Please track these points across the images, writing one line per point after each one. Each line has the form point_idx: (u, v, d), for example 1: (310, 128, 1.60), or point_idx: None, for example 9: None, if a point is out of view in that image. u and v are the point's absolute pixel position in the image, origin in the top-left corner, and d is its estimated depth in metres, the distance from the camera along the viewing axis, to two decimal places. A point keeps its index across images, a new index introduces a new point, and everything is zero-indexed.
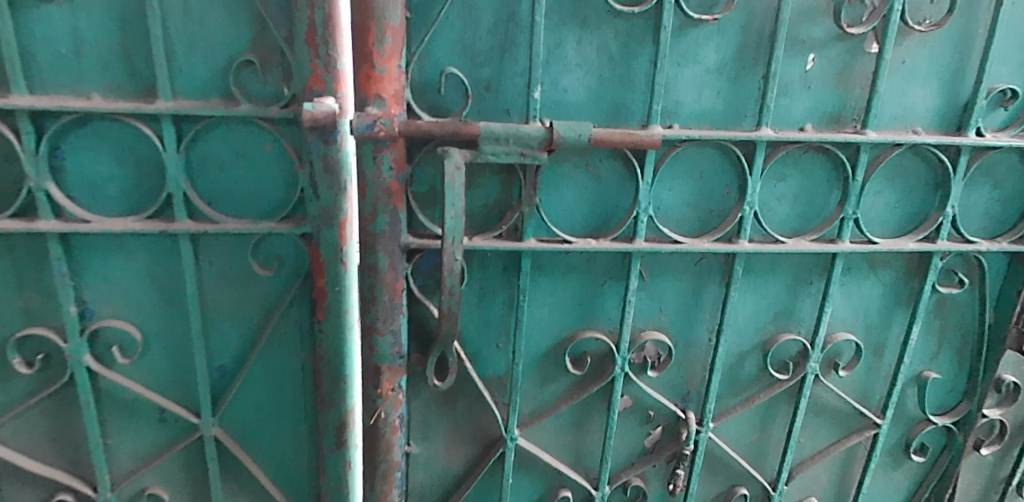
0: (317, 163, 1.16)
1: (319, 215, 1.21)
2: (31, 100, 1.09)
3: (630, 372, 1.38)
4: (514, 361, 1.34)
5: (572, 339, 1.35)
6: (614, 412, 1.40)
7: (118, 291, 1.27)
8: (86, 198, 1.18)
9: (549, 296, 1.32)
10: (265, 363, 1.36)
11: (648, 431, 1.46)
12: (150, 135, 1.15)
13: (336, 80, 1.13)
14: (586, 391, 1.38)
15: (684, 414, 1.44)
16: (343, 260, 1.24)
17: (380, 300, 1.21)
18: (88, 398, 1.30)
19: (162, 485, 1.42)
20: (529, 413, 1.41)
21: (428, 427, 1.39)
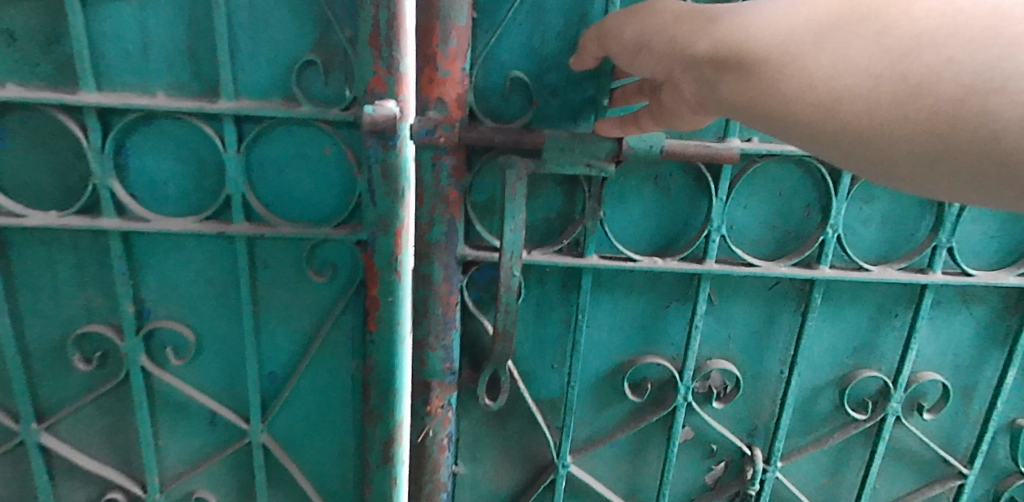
0: (375, 169, 1.14)
1: (375, 222, 1.19)
2: (100, 98, 1.11)
3: (693, 401, 1.30)
4: (570, 384, 1.29)
5: (632, 364, 1.29)
6: (674, 444, 1.32)
7: (175, 291, 1.28)
8: (148, 196, 1.20)
9: (610, 316, 1.26)
10: (316, 371, 1.35)
11: (710, 466, 1.38)
12: (212, 135, 1.15)
13: (398, 83, 1.11)
14: (645, 420, 1.31)
15: (750, 450, 1.35)
16: (397, 270, 1.22)
17: (432, 314, 1.17)
18: (141, 397, 1.31)
19: (209, 488, 1.43)
20: (583, 440, 1.35)
21: (478, 448, 1.35)
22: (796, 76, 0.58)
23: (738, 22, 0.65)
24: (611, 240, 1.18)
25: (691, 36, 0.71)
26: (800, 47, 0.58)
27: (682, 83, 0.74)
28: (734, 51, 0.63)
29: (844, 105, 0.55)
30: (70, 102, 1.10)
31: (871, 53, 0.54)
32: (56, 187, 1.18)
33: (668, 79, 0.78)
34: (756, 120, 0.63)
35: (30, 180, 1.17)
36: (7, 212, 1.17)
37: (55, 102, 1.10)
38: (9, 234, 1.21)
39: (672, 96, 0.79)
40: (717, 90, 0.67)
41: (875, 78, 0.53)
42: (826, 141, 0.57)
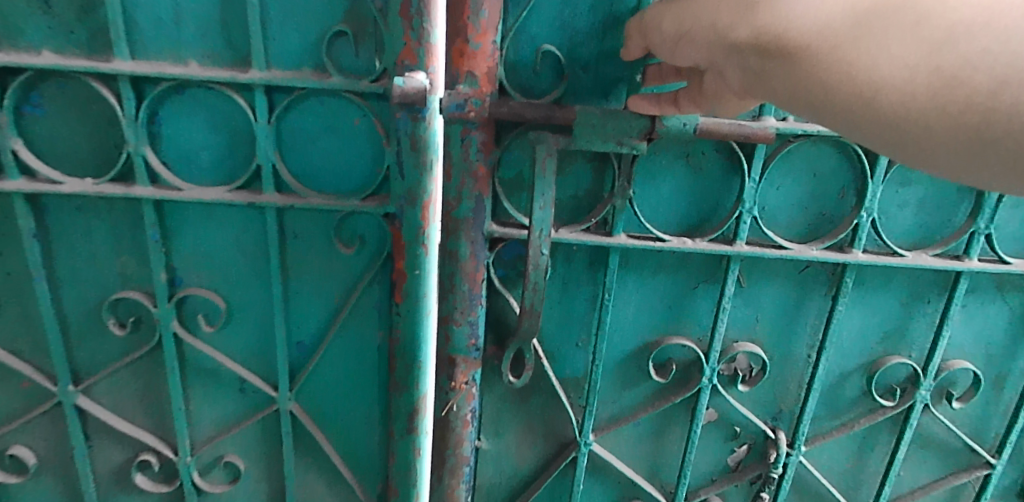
0: (405, 142, 1.14)
1: (403, 195, 1.18)
2: (133, 66, 1.12)
3: (718, 383, 1.30)
4: (594, 362, 1.29)
5: (658, 344, 1.28)
6: (697, 425, 1.32)
7: (206, 259, 1.30)
8: (181, 165, 1.21)
9: (636, 295, 1.25)
10: (343, 341, 1.37)
11: (733, 448, 1.37)
12: (244, 106, 1.16)
13: (429, 55, 1.10)
14: (669, 400, 1.31)
15: (774, 433, 1.34)
16: (424, 243, 1.22)
17: (458, 289, 1.18)
18: (173, 362, 1.35)
19: (238, 453, 1.46)
20: (605, 418, 1.35)
21: (500, 423, 1.36)
22: (836, 64, 0.65)
23: (782, 9, 0.71)
24: (641, 219, 1.17)
25: (732, 18, 0.77)
26: (839, 38, 0.65)
27: (727, 69, 0.79)
28: (778, 39, 0.71)
29: (880, 94, 0.62)
30: (105, 70, 1.11)
31: (907, 45, 0.60)
32: (91, 154, 1.19)
33: (712, 67, 0.83)
34: (801, 103, 0.70)
35: (66, 147, 1.19)
36: (43, 178, 1.19)
37: (91, 70, 1.11)
38: (45, 200, 1.23)
39: (715, 81, 0.84)
40: (764, 75, 0.74)
41: (910, 68, 0.60)
42: (866, 125, 0.64)
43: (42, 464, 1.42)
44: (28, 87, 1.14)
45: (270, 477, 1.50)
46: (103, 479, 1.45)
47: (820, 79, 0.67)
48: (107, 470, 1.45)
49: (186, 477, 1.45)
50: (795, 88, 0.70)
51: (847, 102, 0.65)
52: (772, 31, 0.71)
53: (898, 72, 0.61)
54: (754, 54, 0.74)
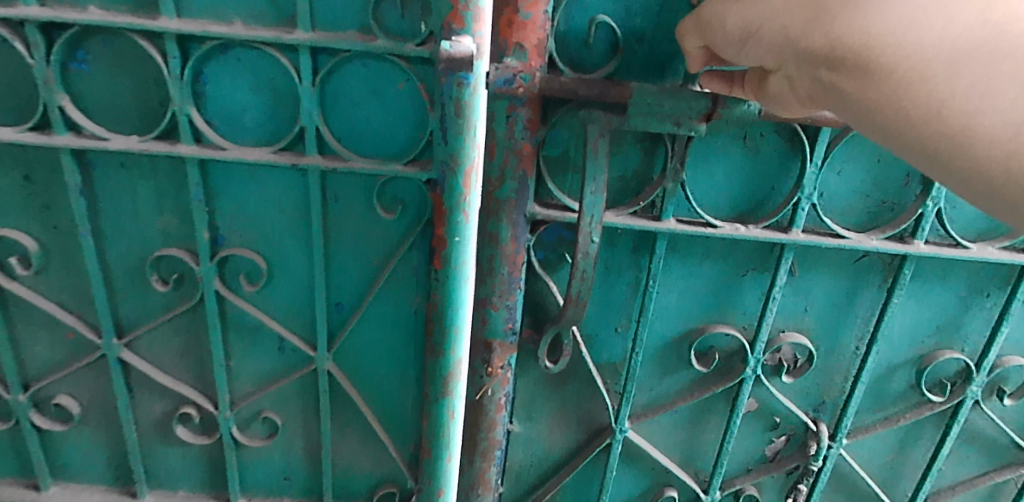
0: (449, 108, 1.02)
1: (445, 160, 1.08)
2: (179, 24, 1.10)
3: (762, 375, 1.27)
4: (633, 349, 1.27)
5: (701, 333, 1.25)
6: (737, 415, 1.30)
7: (249, 220, 1.31)
8: (224, 125, 1.21)
9: (681, 282, 1.22)
10: (382, 304, 1.39)
11: (771, 439, 1.35)
12: (288, 66, 1.14)
13: (477, 18, 0.99)
14: (711, 390, 1.29)
15: (815, 425, 1.32)
16: (465, 210, 1.12)
17: (497, 274, 1.19)
18: (215, 319, 1.37)
19: (275, 409, 1.50)
20: (642, 406, 1.34)
21: (533, 407, 1.36)
22: (929, 99, 0.67)
23: (872, 28, 0.72)
24: (693, 205, 1.12)
25: (808, 28, 0.78)
26: (935, 72, 0.67)
27: (795, 76, 0.82)
28: (860, 58, 0.72)
29: (974, 140, 0.64)
30: (151, 28, 1.10)
31: (1014, 96, 0.61)
32: (135, 111, 1.19)
33: (779, 70, 0.85)
34: (881, 130, 0.72)
35: (110, 103, 1.18)
36: (89, 134, 1.19)
37: (135, 27, 1.09)
38: (90, 156, 1.23)
39: (778, 85, 0.86)
40: (837, 91, 0.76)
41: (1013, 118, 0.61)
42: (951, 168, 0.66)
43: (86, 413, 1.46)
44: (74, 43, 1.13)
45: (306, 434, 1.53)
46: (145, 430, 1.49)
47: (911, 111, 0.68)
48: (149, 421, 1.49)
49: (225, 431, 1.49)
50: (878, 114, 0.72)
51: (938, 141, 0.67)
52: (858, 51, 0.72)
53: (999, 120, 0.62)
54: (829, 68, 0.76)
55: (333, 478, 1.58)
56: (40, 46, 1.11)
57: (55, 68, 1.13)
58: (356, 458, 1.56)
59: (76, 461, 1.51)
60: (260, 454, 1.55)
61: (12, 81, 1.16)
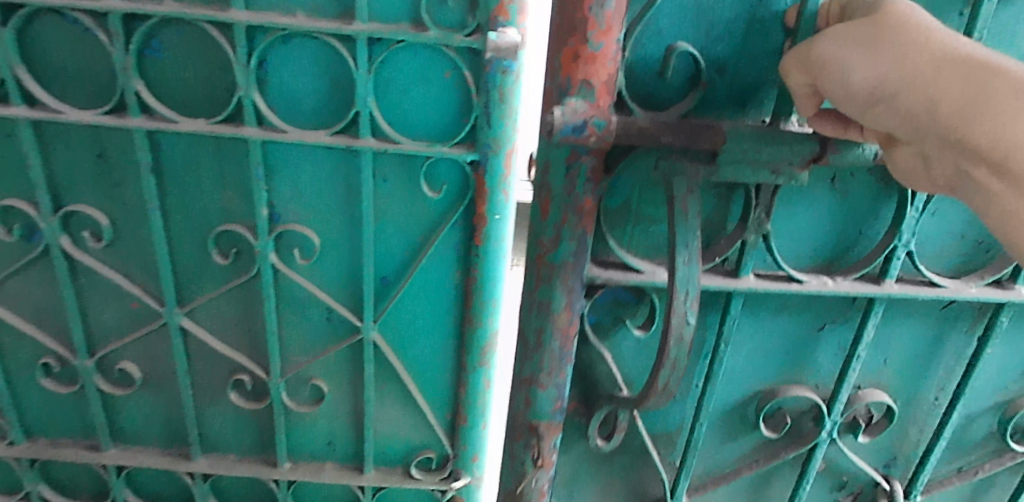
0: (493, 94, 1.22)
1: (488, 143, 1.26)
2: (249, 16, 1.13)
3: (836, 436, 1.44)
4: (698, 417, 1.42)
5: (773, 395, 1.41)
6: (806, 479, 1.50)
7: (306, 198, 1.34)
8: (285, 109, 1.24)
9: (753, 344, 1.37)
10: (424, 278, 1.42)
11: (837, 496, 1.58)
12: (347, 56, 1.19)
13: (521, 11, 1.17)
14: (781, 455, 1.47)
15: (888, 482, 1.52)
16: (505, 190, 1.31)
17: (548, 347, 1.19)
18: (270, 291, 1.41)
19: (324, 377, 1.53)
20: (703, 474, 1.52)
21: (574, 481, 1.51)
22: None
23: None
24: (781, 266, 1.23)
25: (968, 125, 0.83)
26: None
27: (935, 158, 0.89)
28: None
29: None
30: (221, 19, 1.13)
31: None
32: (201, 97, 1.21)
33: (913, 144, 0.91)
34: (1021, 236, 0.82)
35: (179, 91, 1.21)
36: (160, 117, 1.21)
37: (210, 18, 1.13)
38: (160, 137, 1.26)
39: (909, 155, 0.93)
40: (984, 188, 0.84)
41: None
42: None
43: (146, 379, 1.52)
44: (150, 33, 1.16)
45: (351, 401, 1.57)
46: (201, 393, 1.54)
47: None
48: (205, 384, 1.54)
49: (276, 397, 1.52)
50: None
51: None
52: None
53: None
54: (984, 165, 0.83)
55: (373, 442, 1.61)
56: (120, 35, 1.14)
57: (133, 56, 1.16)
58: (398, 424, 1.59)
59: (135, 422, 1.57)
60: (306, 419, 1.58)
61: (87, 66, 1.19)
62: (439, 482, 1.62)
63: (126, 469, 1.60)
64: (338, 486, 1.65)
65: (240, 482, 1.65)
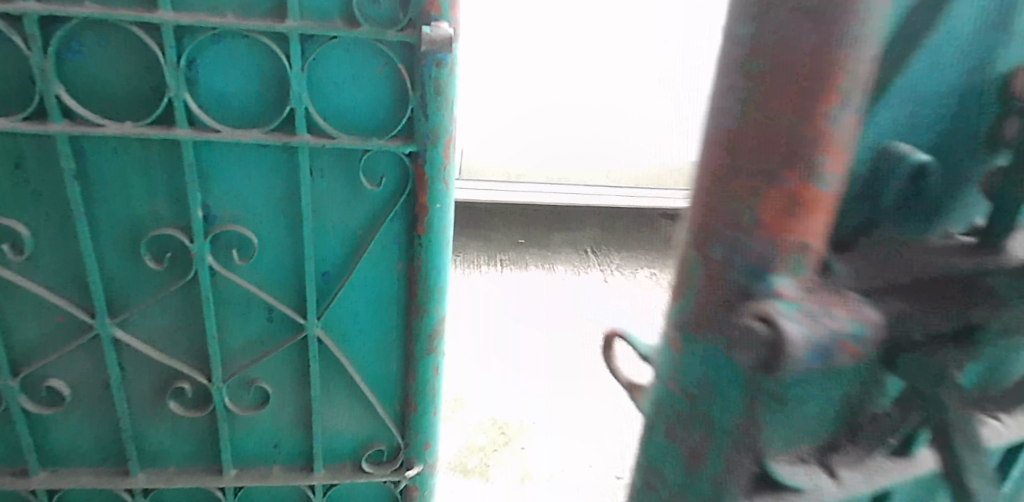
0: (429, 86, 1.21)
1: (426, 134, 1.26)
2: (176, 15, 1.11)
3: None
4: None
5: None
6: None
7: (243, 199, 1.31)
8: (216, 108, 1.22)
9: None
10: (366, 272, 1.41)
11: None
12: (280, 53, 1.17)
13: (453, 6, 1.17)
14: None
15: None
16: (444, 179, 1.31)
17: None
18: (209, 295, 1.36)
19: (268, 378, 1.50)
20: None
21: None
22: None
23: None
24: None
25: None
26: None
27: None
28: None
29: None
30: (148, 19, 1.10)
31: None
32: (128, 99, 1.18)
33: None
34: None
35: (104, 93, 1.17)
36: (84, 121, 1.17)
37: (135, 19, 1.11)
38: (83, 143, 1.21)
39: None
40: None
41: None
42: None
43: (78, 395, 1.45)
44: (70, 35, 1.12)
45: (297, 401, 1.54)
46: (137, 405, 1.48)
47: None
48: (141, 396, 1.47)
49: (218, 402, 1.47)
50: None
51: None
52: None
53: None
54: None
55: (322, 441, 1.58)
56: (36, 39, 1.10)
57: (51, 59, 1.11)
58: (347, 419, 1.57)
59: (66, 441, 1.50)
60: (250, 422, 1.54)
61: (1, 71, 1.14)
62: (391, 472, 1.61)
63: (57, 494, 1.53)
64: (287, 488, 1.61)
65: (184, 495, 1.59)
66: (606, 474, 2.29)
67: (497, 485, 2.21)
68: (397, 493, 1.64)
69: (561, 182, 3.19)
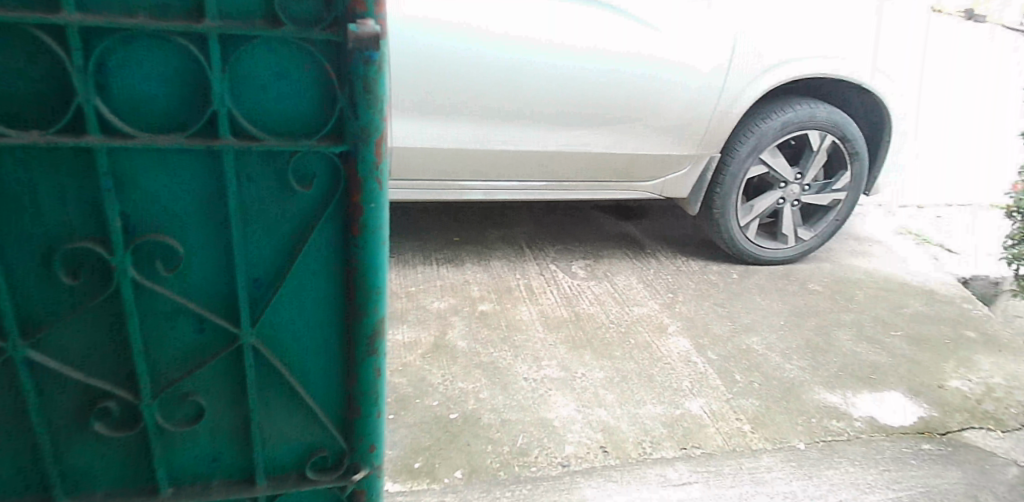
0: (357, 84, 1.19)
1: (357, 133, 1.24)
2: (82, 17, 1.08)
3: None
4: None
5: None
6: None
7: (164, 206, 1.25)
8: (131, 113, 1.17)
9: None
10: (301, 276, 1.38)
11: None
12: (198, 54, 1.15)
13: (378, 3, 1.16)
14: None
15: None
16: (379, 178, 1.28)
17: None
18: (132, 309, 1.30)
19: (201, 391, 1.44)
20: None
21: None
22: None
23: None
24: None
25: None
26: None
27: None
28: None
29: None
30: (51, 21, 1.07)
31: None
32: (33, 105, 1.13)
33: None
34: None
35: (6, 101, 1.11)
36: None
37: (37, 21, 1.07)
38: None
39: None
40: None
41: None
42: None
43: None
44: None
45: (234, 413, 1.48)
46: (59, 430, 1.40)
47: None
48: (63, 420, 1.39)
49: (148, 419, 1.41)
50: None
51: None
52: None
53: None
54: None
55: (262, 453, 1.52)
56: None
57: None
58: (288, 428, 1.52)
59: None
60: (183, 439, 1.47)
61: None
62: (337, 478, 1.56)
63: None
64: None
65: None
66: (554, 463, 2.31)
67: (447, 482, 2.20)
68: (345, 497, 1.59)
69: (494, 180, 3.19)
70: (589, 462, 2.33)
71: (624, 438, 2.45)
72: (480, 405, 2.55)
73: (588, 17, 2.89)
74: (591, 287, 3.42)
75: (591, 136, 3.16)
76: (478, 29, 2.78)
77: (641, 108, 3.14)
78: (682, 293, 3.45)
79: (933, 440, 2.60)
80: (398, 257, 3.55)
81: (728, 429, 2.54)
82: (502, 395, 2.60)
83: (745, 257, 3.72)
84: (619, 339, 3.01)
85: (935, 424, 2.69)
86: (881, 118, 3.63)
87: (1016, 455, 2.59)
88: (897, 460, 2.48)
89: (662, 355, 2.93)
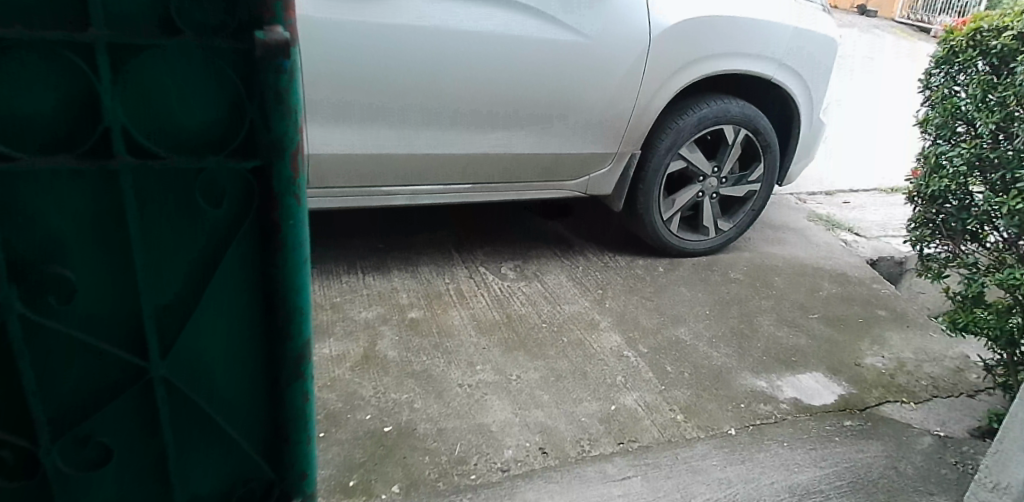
0: (268, 95, 1.11)
1: (269, 146, 1.16)
2: None
3: None
4: None
5: None
6: None
7: (53, 234, 1.13)
8: (6, 132, 1.05)
9: None
10: (215, 300, 1.28)
11: None
12: (83, 65, 1.05)
13: (287, 8, 1.08)
14: None
15: None
16: (296, 193, 1.20)
17: None
18: (22, 347, 1.19)
19: (107, 431, 1.32)
20: None
21: None
22: None
23: None
24: None
25: None
26: None
27: None
28: None
29: None
30: None
31: None
32: None
33: None
34: None
35: None
36: None
37: None
38: None
39: None
40: None
41: None
42: None
43: None
44: None
45: (146, 451, 1.36)
46: None
47: None
48: None
49: (48, 465, 1.29)
50: None
51: None
52: None
53: None
54: None
55: (180, 490, 1.41)
56: None
57: None
58: (208, 463, 1.41)
59: None
60: (90, 484, 1.34)
61: None
62: None
63: None
64: None
65: None
66: (493, 469, 2.27)
67: (384, 498, 2.12)
68: None
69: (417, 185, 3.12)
70: (529, 464, 2.30)
71: (563, 438, 2.43)
72: (414, 415, 2.48)
73: (505, 18, 2.88)
74: (521, 288, 3.40)
75: (514, 137, 3.14)
76: (394, 29, 2.71)
77: (562, 108, 3.15)
78: (611, 288, 3.48)
79: (854, 416, 2.72)
80: (320, 268, 3.42)
81: (663, 420, 2.57)
82: (437, 404, 2.54)
83: (670, 250, 3.79)
84: (552, 339, 3.00)
85: (854, 401, 2.81)
86: (790, 112, 3.78)
87: (928, 425, 2.73)
88: (822, 438, 2.57)
89: (594, 352, 2.94)
